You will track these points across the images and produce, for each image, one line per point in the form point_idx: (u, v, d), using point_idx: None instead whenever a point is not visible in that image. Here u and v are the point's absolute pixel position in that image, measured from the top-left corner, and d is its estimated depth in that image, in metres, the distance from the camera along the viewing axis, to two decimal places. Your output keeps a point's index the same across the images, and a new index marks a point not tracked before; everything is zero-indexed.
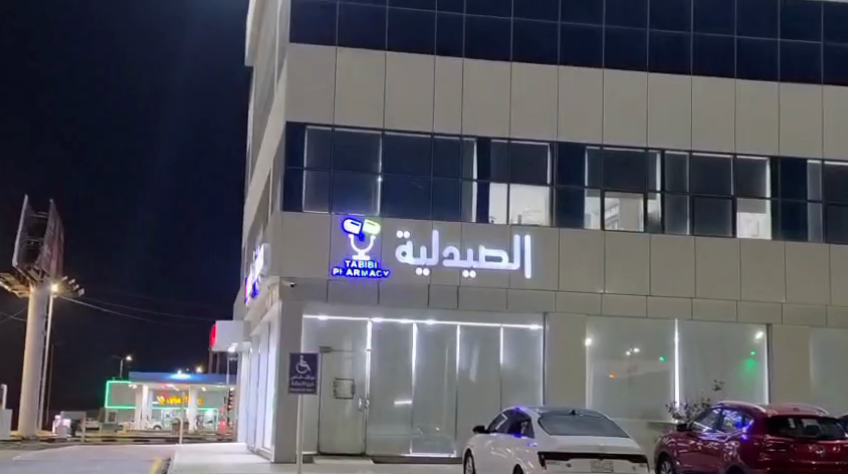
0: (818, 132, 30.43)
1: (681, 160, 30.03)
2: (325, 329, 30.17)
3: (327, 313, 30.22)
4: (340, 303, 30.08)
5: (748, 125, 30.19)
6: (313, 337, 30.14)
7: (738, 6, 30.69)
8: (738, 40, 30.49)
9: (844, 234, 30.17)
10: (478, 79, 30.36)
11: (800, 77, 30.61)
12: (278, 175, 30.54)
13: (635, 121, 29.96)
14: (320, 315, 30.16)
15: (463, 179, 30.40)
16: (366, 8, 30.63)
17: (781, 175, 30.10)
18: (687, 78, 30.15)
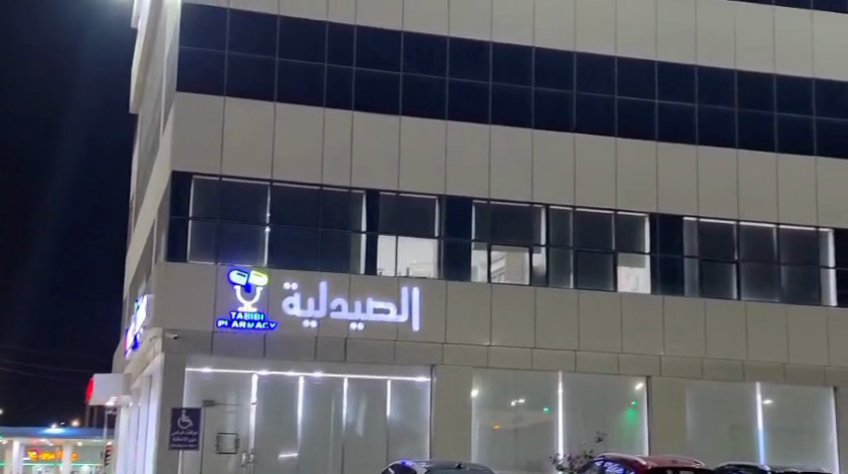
0: (694, 190, 31.44)
1: (565, 216, 30.69)
2: (209, 382, 29.66)
3: (210, 366, 29.72)
4: (225, 355, 29.72)
5: (629, 182, 31.05)
6: (197, 389, 29.59)
7: (618, 68, 31.69)
8: (618, 100, 31.46)
9: (719, 289, 31.24)
10: (367, 133, 30.58)
11: (678, 137, 31.64)
12: (162, 224, 30.20)
13: (521, 176, 30.49)
14: (203, 368, 29.65)
15: (351, 231, 30.58)
16: (255, 59, 30.50)
17: (659, 231, 31.07)
18: (570, 135, 30.97)
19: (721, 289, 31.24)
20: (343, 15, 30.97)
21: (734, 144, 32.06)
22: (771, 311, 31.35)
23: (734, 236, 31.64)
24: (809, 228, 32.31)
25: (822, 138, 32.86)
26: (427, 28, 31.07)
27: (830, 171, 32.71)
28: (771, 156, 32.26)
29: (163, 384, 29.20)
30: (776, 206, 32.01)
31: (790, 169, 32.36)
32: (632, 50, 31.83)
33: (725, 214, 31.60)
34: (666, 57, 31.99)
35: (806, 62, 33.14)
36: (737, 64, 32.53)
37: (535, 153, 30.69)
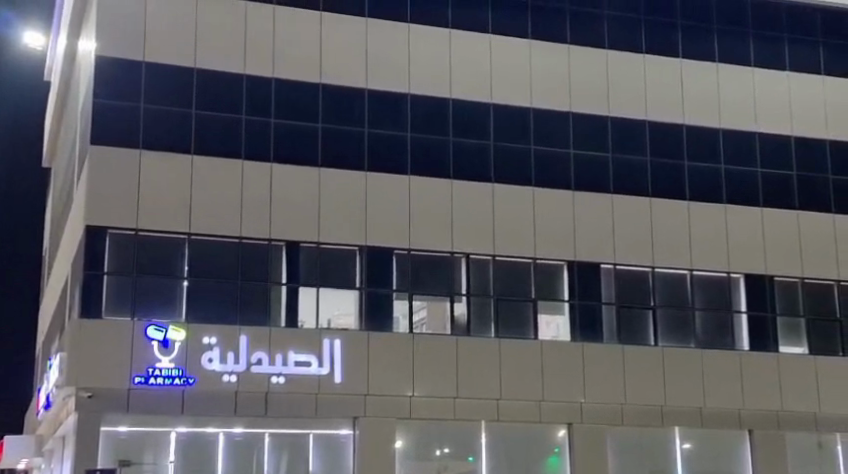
0: (610, 237, 31.15)
1: (484, 264, 30.16)
2: (125, 441, 26.75)
3: (127, 424, 26.82)
4: (140, 414, 26.80)
5: (549, 231, 30.68)
6: (112, 450, 26.61)
7: (533, 117, 31.24)
8: (533, 150, 31.05)
9: (636, 336, 30.94)
10: (284, 185, 28.95)
11: (598, 185, 31.41)
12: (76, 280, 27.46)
13: (438, 225, 29.87)
14: (120, 427, 26.72)
15: (272, 283, 28.46)
16: (171, 112, 28.51)
17: (577, 279, 30.73)
18: (489, 185, 30.48)
19: (638, 336, 30.95)
20: (260, 67, 29.37)
21: (647, 193, 31.78)
22: (688, 357, 31.09)
23: (650, 283, 31.36)
24: (721, 274, 32.00)
25: (729, 187, 32.60)
26: (344, 80, 29.93)
27: (742, 215, 32.49)
28: (683, 203, 32.02)
29: (75, 446, 26.13)
30: (691, 252, 31.78)
31: (701, 214, 32.11)
32: (547, 101, 31.39)
33: (639, 260, 31.31)
34: (579, 109, 31.63)
35: (711, 113, 32.79)
36: (648, 116, 32.18)
37: (452, 203, 30.08)
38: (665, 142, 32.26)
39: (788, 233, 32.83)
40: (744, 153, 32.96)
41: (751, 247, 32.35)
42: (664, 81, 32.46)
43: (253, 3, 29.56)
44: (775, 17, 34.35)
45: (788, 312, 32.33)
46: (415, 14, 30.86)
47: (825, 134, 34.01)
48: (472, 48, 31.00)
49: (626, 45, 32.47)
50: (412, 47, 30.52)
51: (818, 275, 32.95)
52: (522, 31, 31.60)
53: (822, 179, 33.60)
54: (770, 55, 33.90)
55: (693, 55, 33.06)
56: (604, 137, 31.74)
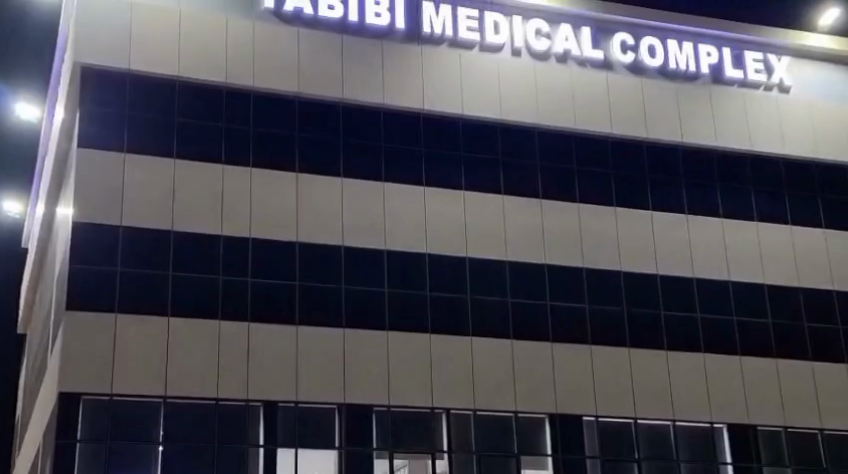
0: (591, 388, 30.96)
1: (465, 419, 29.85)
2: None
3: None
4: None
5: (529, 384, 30.50)
6: None
7: (509, 270, 31.49)
8: (510, 303, 31.20)
9: None
10: (263, 343, 28.80)
11: (575, 337, 31.43)
12: (48, 447, 26.93)
13: (418, 381, 29.63)
14: None
15: (249, 445, 27.98)
16: (148, 275, 28.55)
17: (560, 433, 30.42)
18: (467, 339, 30.44)
19: None
20: (237, 226, 29.59)
21: (625, 344, 31.80)
22: None
23: (633, 435, 31.08)
24: (703, 423, 31.78)
25: (707, 336, 32.69)
26: (321, 237, 30.19)
27: (721, 364, 32.46)
28: (663, 353, 32.00)
29: None
30: (672, 402, 31.59)
31: (681, 364, 32.07)
32: (522, 253, 31.72)
33: (622, 411, 31.06)
34: (554, 260, 31.94)
35: (685, 262, 33.19)
36: (622, 265, 32.54)
37: (433, 357, 29.96)
38: (640, 292, 32.49)
39: (769, 381, 32.75)
40: (718, 301, 33.20)
41: (733, 397, 32.18)
42: (636, 233, 32.93)
43: (229, 164, 30.03)
44: (741, 169, 34.90)
45: (774, 462, 31.94)
46: (390, 172, 31.34)
47: (796, 279, 34.26)
48: (447, 204, 31.45)
49: (597, 198, 32.99)
50: (387, 203, 30.94)
51: (801, 423, 32.70)
52: (495, 186, 32.14)
53: (798, 327, 33.72)
54: (740, 204, 34.45)
55: (664, 207, 33.58)
56: (580, 288, 31.97)
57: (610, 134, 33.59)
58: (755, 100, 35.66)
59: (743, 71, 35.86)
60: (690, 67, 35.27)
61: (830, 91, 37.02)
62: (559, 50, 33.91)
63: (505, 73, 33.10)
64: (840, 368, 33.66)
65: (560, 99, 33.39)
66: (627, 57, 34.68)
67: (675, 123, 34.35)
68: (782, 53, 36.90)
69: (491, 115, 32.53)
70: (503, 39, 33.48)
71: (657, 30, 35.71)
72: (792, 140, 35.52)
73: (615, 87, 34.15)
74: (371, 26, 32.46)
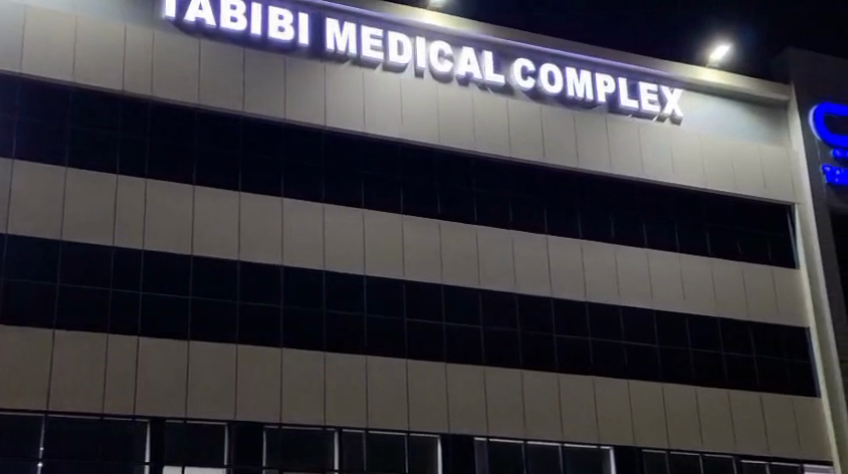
0: (483, 409, 31.17)
1: (357, 438, 29.78)
2: None
3: None
4: None
5: (421, 405, 30.52)
6: None
7: (406, 290, 31.56)
8: (406, 322, 31.28)
9: None
10: (154, 358, 28.17)
11: (467, 358, 31.62)
12: None
13: (310, 400, 29.41)
14: None
15: (134, 462, 27.36)
16: (34, 286, 27.76)
17: (451, 453, 30.53)
18: (362, 357, 30.36)
19: None
20: (130, 238, 28.92)
21: (518, 365, 32.15)
22: None
23: (523, 455, 31.43)
24: (591, 445, 32.32)
25: (597, 359, 33.30)
26: (216, 252, 29.72)
27: (610, 388, 33.05)
28: (554, 375, 32.46)
29: None
30: (561, 424, 32.03)
31: (571, 386, 32.57)
32: (419, 273, 31.79)
33: (513, 431, 31.34)
34: (450, 280, 32.10)
35: (578, 286, 33.69)
36: (518, 288, 32.87)
37: (328, 375, 29.79)
38: (534, 315, 32.92)
39: (655, 405, 33.42)
40: (609, 325, 33.81)
41: (620, 420, 32.77)
42: (532, 257, 33.31)
43: (123, 175, 29.39)
44: (633, 196, 35.79)
45: None
46: (289, 188, 31.17)
47: (683, 306, 35.01)
48: (346, 222, 31.34)
49: (494, 221, 33.34)
50: (286, 219, 30.68)
51: (685, 446, 33.43)
52: (395, 205, 32.23)
53: (683, 351, 34.57)
54: (631, 231, 35.21)
55: (559, 231, 34.11)
56: (475, 309, 32.22)
57: (510, 157, 34.04)
58: (648, 130, 36.55)
59: (638, 101, 36.82)
60: (588, 95, 36.06)
61: (720, 125, 38.22)
62: (461, 73, 34.35)
63: (407, 93, 33.29)
64: (722, 393, 34.55)
65: (461, 122, 33.72)
66: (528, 83, 35.29)
67: (572, 150, 35.02)
68: (675, 85, 38.00)
69: (393, 134, 32.63)
70: (406, 59, 33.74)
71: (556, 57, 36.40)
72: (682, 170, 36.50)
73: (515, 112, 34.64)
74: (274, 41, 32.38)
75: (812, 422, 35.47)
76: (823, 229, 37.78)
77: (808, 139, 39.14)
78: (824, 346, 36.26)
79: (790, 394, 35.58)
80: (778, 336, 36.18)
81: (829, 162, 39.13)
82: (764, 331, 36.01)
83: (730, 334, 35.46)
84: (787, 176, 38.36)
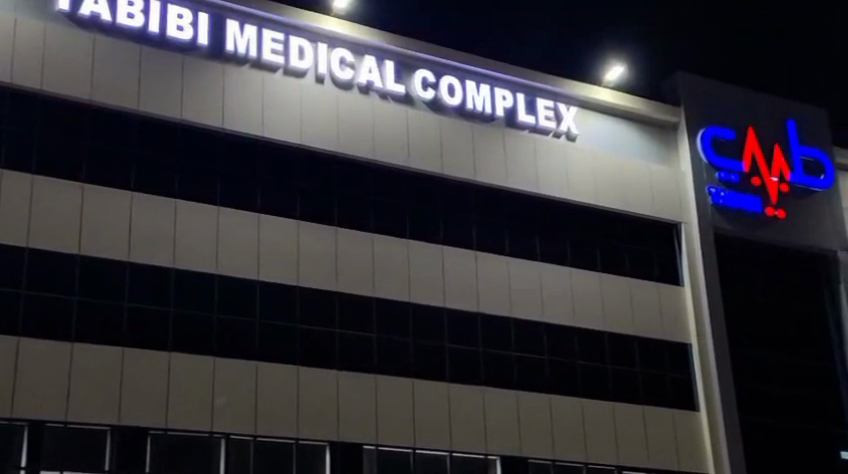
0: (373, 417, 31.07)
1: (245, 445, 29.54)
2: None
3: None
4: None
5: (311, 412, 30.28)
6: None
7: (299, 296, 31.33)
8: (298, 328, 31.09)
9: None
10: (35, 360, 27.34)
11: (357, 366, 31.54)
12: None
13: (198, 405, 28.87)
14: None
15: (9, 467, 26.53)
16: None
17: (340, 461, 30.40)
18: (252, 363, 29.99)
19: None
20: (14, 235, 28.04)
21: (409, 374, 32.23)
22: None
23: (410, 464, 31.53)
24: (479, 455, 32.54)
25: (487, 370, 33.60)
26: (105, 252, 29.01)
27: (499, 399, 33.33)
28: (444, 385, 32.58)
29: None
30: (450, 434, 32.14)
31: (461, 396, 32.72)
32: (314, 279, 31.59)
33: (402, 440, 31.35)
34: (345, 288, 31.97)
35: (472, 296, 33.91)
36: (412, 297, 32.92)
37: (217, 381, 29.33)
38: (426, 324, 33.03)
39: (542, 416, 33.82)
40: (500, 337, 34.15)
41: (508, 431, 33.04)
42: (426, 267, 33.41)
43: (9, 170, 28.51)
44: (525, 210, 36.30)
45: None
46: (183, 190, 30.70)
47: (572, 320, 35.51)
48: (240, 226, 30.97)
49: (389, 230, 33.40)
50: (178, 221, 30.13)
51: (569, 457, 33.89)
52: (290, 211, 32.07)
53: (570, 364, 35.12)
54: (523, 245, 35.72)
55: (453, 243, 34.39)
56: (368, 317, 32.18)
57: (408, 167, 34.16)
58: (544, 145, 37.07)
59: (535, 117, 37.37)
60: (486, 109, 36.47)
61: (612, 143, 38.98)
62: (362, 81, 34.34)
63: (307, 99, 33.12)
64: (607, 406, 35.12)
65: (360, 130, 33.70)
66: (428, 94, 35.47)
67: (469, 162, 35.30)
68: (571, 103, 38.64)
69: (291, 139, 32.43)
70: (307, 65, 33.54)
71: (455, 69, 36.66)
72: (576, 187, 37.10)
73: (414, 122, 34.76)
74: (172, 39, 31.85)
75: (691, 437, 36.30)
76: (708, 249, 38.77)
77: (696, 160, 40.20)
78: (705, 362, 37.15)
79: (672, 408, 36.36)
80: (663, 352, 36.98)
81: (715, 183, 40.28)
82: (649, 346, 36.78)
83: (617, 348, 36.14)
84: (675, 197, 39.33)
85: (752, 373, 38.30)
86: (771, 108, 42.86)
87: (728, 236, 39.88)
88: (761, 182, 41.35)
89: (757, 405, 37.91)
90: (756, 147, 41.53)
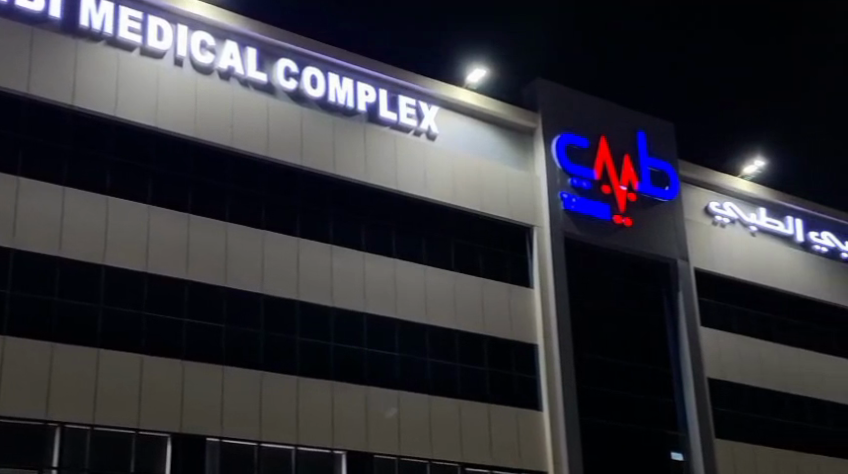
0: (217, 409, 30.48)
1: (81, 436, 28.48)
2: None
3: None
4: None
5: (153, 403, 29.47)
6: None
7: (147, 282, 30.54)
8: (145, 315, 30.32)
9: None
10: None
11: (204, 356, 30.91)
12: None
13: (33, 391, 27.82)
14: None
15: None
16: None
17: (180, 453, 29.73)
18: (93, 350, 29.07)
19: None
20: None
21: (257, 366, 31.77)
22: None
23: (254, 458, 31.00)
24: (324, 449, 32.30)
25: (336, 365, 33.41)
26: None
27: (347, 394, 33.15)
28: (292, 379, 32.25)
29: None
30: (296, 427, 31.77)
31: (309, 391, 32.43)
32: (164, 267, 30.80)
33: (246, 433, 30.81)
34: (196, 276, 31.30)
35: (326, 290, 33.63)
36: (264, 288, 32.44)
37: (55, 368, 28.33)
38: (277, 315, 32.60)
39: (389, 413, 33.75)
40: (351, 332, 33.97)
41: (354, 426, 32.87)
42: (280, 259, 32.97)
43: None
44: (381, 206, 36.23)
45: None
46: (27, 167, 29.56)
47: (425, 318, 35.54)
48: (87, 208, 29.98)
49: (244, 220, 32.85)
50: (20, 200, 29.00)
51: (415, 453, 33.85)
52: (142, 196, 31.18)
53: (420, 361, 35.17)
54: (379, 241, 35.63)
55: (309, 235, 34.04)
56: (218, 308, 31.60)
57: (266, 157, 33.68)
58: (404, 142, 37.08)
59: (396, 114, 37.33)
60: (349, 103, 36.20)
61: (472, 144, 39.23)
62: (223, 67, 33.63)
63: (164, 80, 32.29)
64: (454, 403, 35.31)
65: (218, 116, 33.03)
66: (290, 84, 35.01)
67: (329, 155, 35.04)
68: (432, 103, 38.75)
69: (146, 121, 31.57)
70: (166, 46, 32.64)
71: (318, 61, 36.31)
72: (433, 186, 37.22)
73: (274, 111, 34.28)
74: (23, 10, 30.60)
75: (534, 437, 36.73)
76: (558, 253, 39.46)
77: (551, 166, 40.81)
78: (551, 364, 37.73)
79: (516, 407, 36.77)
80: (510, 352, 37.42)
81: (567, 189, 40.97)
82: (498, 347, 37.15)
83: (467, 347, 36.38)
84: (530, 200, 39.88)
85: (592, 376, 39.16)
86: (625, 118, 43.86)
87: (578, 241, 40.65)
88: (611, 190, 42.23)
89: (597, 408, 38.77)
90: (607, 157, 42.44)
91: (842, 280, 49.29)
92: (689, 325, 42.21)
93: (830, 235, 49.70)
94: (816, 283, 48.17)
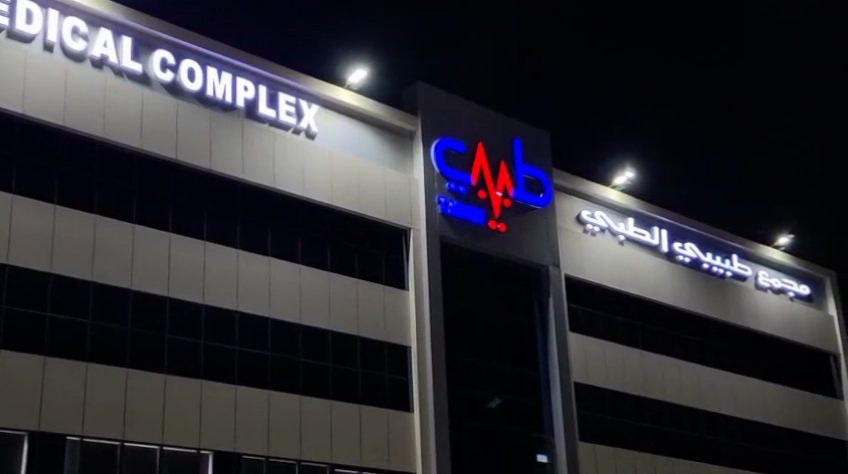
0: (79, 407, 29.57)
1: None
2: None
3: None
4: None
5: (10, 400, 28.43)
6: None
7: (9, 275, 29.48)
8: (5, 309, 29.26)
9: None
10: None
11: (66, 352, 29.97)
12: None
13: None
14: None
15: None
16: None
17: (38, 451, 28.72)
18: None
19: None
20: None
21: (123, 364, 30.89)
22: None
23: (117, 457, 30.14)
24: (190, 449, 31.60)
25: (205, 364, 32.73)
26: None
27: (215, 393, 32.52)
28: (159, 377, 31.46)
29: None
30: (161, 426, 31.03)
31: (176, 389, 31.70)
32: (27, 258, 29.79)
33: (109, 431, 29.95)
34: (61, 269, 30.32)
35: (197, 286, 32.99)
36: (133, 283, 31.63)
37: None
38: (145, 312, 31.81)
39: (258, 412, 33.25)
40: (222, 331, 33.36)
41: (221, 425, 32.28)
42: (149, 254, 32.19)
43: None
44: (256, 203, 35.72)
45: None
46: None
47: (298, 317, 35.15)
48: None
49: (114, 213, 31.94)
50: None
51: (282, 453, 33.43)
52: (5, 185, 30.10)
53: (291, 361, 34.75)
54: (253, 239, 35.10)
55: (182, 231, 33.33)
56: (83, 303, 30.66)
57: (139, 149, 32.86)
58: (284, 139, 36.63)
59: (275, 111, 36.94)
60: (227, 98, 35.67)
61: (350, 144, 39.00)
62: (96, 55, 32.71)
63: (33, 66, 31.24)
64: (324, 404, 34.99)
65: (90, 106, 32.09)
66: (167, 76, 34.27)
67: (205, 150, 34.38)
68: (311, 101, 38.37)
69: (13, 107, 30.50)
70: (35, 30, 31.64)
71: (196, 54, 35.59)
72: (310, 184, 36.84)
73: (149, 103, 33.45)
74: None
75: (404, 438, 36.62)
76: (433, 256, 39.51)
77: (428, 169, 40.89)
78: (423, 366, 37.72)
79: (387, 409, 36.62)
80: (383, 354, 37.26)
81: (444, 193, 41.08)
82: (371, 348, 36.96)
83: (340, 348, 36.11)
84: (406, 202, 39.83)
85: (463, 379, 39.31)
86: (502, 125, 44.22)
87: (453, 245, 40.78)
88: (486, 195, 42.51)
89: (466, 410, 38.91)
90: (484, 163, 42.69)
91: (703, 290, 50.72)
92: (558, 331, 42.76)
93: (693, 245, 51.08)
94: (679, 292, 49.44)
